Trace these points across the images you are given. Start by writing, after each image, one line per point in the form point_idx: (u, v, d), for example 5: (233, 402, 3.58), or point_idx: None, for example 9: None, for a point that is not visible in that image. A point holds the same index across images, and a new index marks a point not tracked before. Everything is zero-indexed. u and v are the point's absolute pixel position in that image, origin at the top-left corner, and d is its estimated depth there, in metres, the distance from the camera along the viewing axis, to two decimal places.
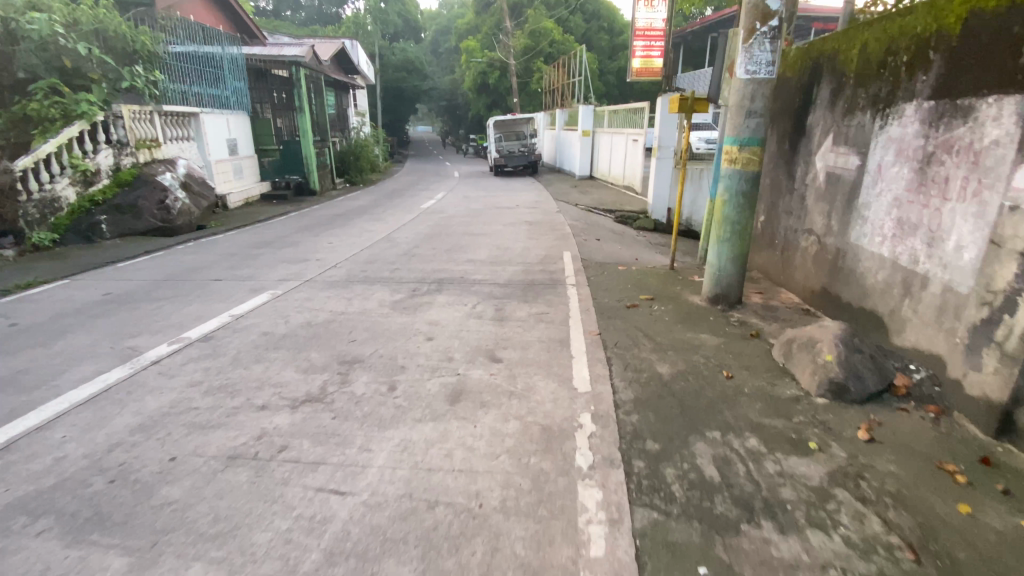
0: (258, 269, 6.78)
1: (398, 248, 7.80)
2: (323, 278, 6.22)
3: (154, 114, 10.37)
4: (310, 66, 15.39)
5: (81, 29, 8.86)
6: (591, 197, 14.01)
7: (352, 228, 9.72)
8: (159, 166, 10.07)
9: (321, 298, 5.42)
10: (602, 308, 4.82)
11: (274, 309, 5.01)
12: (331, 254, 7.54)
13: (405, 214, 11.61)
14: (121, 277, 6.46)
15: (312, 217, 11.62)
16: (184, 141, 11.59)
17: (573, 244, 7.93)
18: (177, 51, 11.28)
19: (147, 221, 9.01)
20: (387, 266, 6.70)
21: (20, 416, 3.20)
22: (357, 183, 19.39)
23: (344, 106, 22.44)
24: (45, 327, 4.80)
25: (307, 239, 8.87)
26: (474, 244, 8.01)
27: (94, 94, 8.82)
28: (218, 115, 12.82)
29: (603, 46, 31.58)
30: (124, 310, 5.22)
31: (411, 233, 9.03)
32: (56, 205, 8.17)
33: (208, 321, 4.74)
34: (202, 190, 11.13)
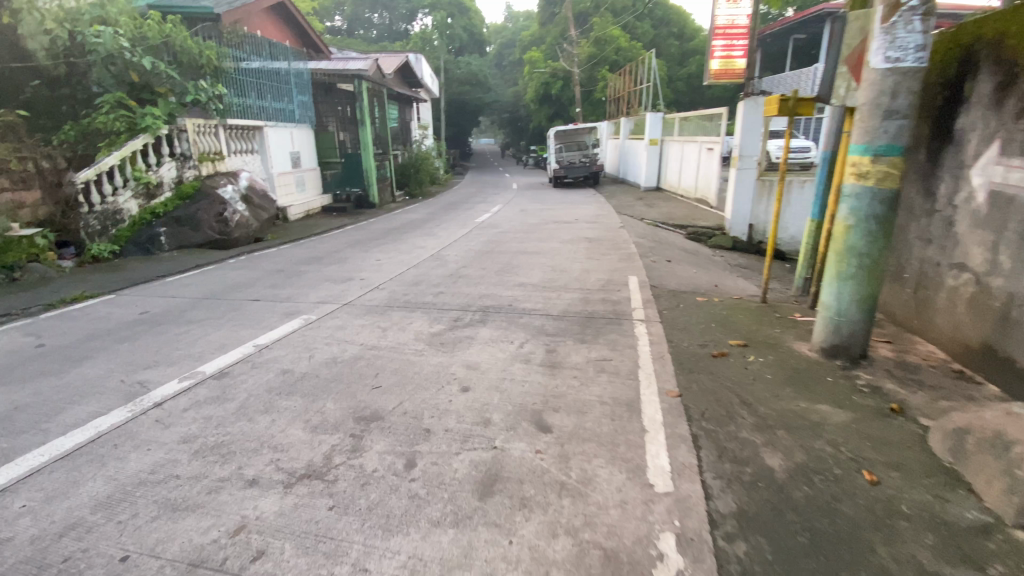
0: (298, 289, 6.41)
1: (446, 267, 7.21)
2: (362, 301, 5.71)
3: (218, 128, 10.56)
4: (373, 78, 15.41)
5: (148, 44, 9.17)
6: (659, 211, 12.91)
7: (403, 243, 9.33)
8: (221, 178, 10.22)
9: (355, 326, 4.88)
10: (681, 356, 3.92)
11: (302, 339, 4.51)
12: (376, 272, 7.08)
13: (460, 228, 11.11)
14: (164, 294, 6.30)
15: (366, 230, 11.42)
16: (249, 154, 11.80)
17: (641, 267, 7.00)
18: (244, 65, 11.45)
19: (204, 233, 9.09)
20: (431, 289, 6.10)
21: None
22: (416, 195, 19.35)
23: (408, 119, 22.65)
24: (71, 350, 4.56)
25: (355, 254, 8.53)
26: (528, 264, 7.29)
27: (159, 108, 9.08)
28: (283, 129, 13.02)
29: (672, 52, 30.22)
30: (152, 333, 4.93)
31: (462, 250, 8.46)
32: (118, 217, 8.42)
33: (230, 351, 4.30)
34: (263, 202, 11.26)
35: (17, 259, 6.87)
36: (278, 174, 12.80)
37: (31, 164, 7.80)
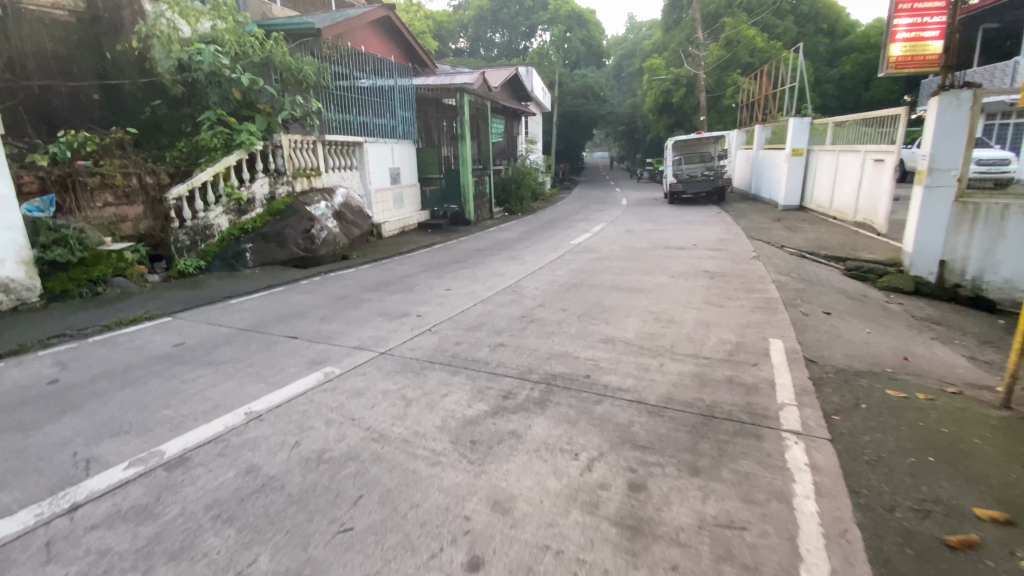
0: (344, 324, 5.49)
1: (519, 306, 5.88)
2: (402, 348, 4.58)
3: (317, 144, 10.40)
4: (478, 92, 14.80)
5: (249, 61, 9.15)
6: (802, 238, 10.33)
7: (482, 269, 8.24)
8: (315, 195, 10.06)
9: (377, 390, 3.72)
10: (884, 542, 2.16)
11: (303, 410, 3.45)
12: (437, 307, 5.98)
13: (550, 252, 9.76)
14: (213, 322, 5.75)
15: (452, 250, 10.59)
16: (347, 170, 11.57)
17: (785, 325, 5.00)
18: (342, 82, 11.28)
19: (289, 250, 8.84)
20: (490, 337, 4.78)
21: None
22: (515, 211, 18.45)
23: (515, 133, 21.95)
24: (70, 393, 3.95)
25: (426, 278, 7.58)
26: (624, 308, 5.66)
27: (257, 124, 9.07)
28: (383, 144, 12.77)
29: (821, 51, 26.17)
30: (162, 376, 4.21)
31: (545, 282, 7.09)
32: (207, 232, 8.34)
33: (213, 420, 3.37)
34: (357, 219, 11.02)
35: (102, 273, 6.88)
36: (376, 191, 12.51)
37: (133, 179, 7.92)
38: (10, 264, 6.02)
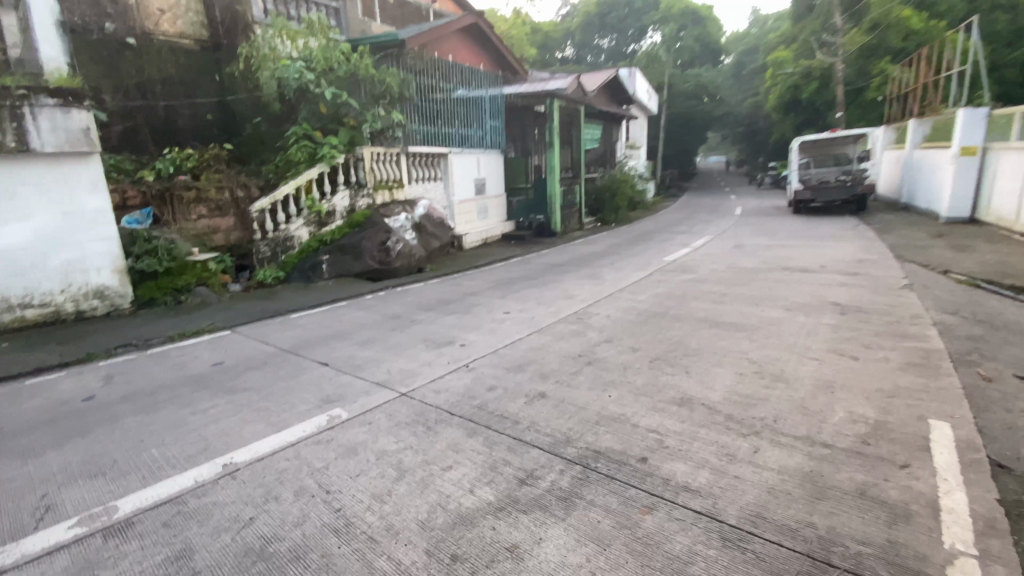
0: (382, 349, 4.97)
1: (580, 340, 4.94)
2: (427, 388, 3.90)
3: (400, 155, 10.27)
4: (571, 97, 13.96)
5: (335, 76, 9.28)
6: (976, 260, 7.95)
7: (552, 289, 7.37)
8: (396, 207, 9.88)
9: (375, 449, 3.06)
10: None
11: (283, 469, 2.89)
12: (486, 335, 5.25)
13: (637, 271, 8.58)
14: (262, 339, 5.56)
15: (529, 265, 9.87)
16: (431, 181, 11.39)
17: (956, 398, 3.47)
18: (428, 93, 11.14)
19: (365, 262, 8.70)
20: (532, 383, 3.92)
21: None
22: (609, 222, 17.25)
23: (614, 138, 20.65)
24: (89, 415, 3.78)
25: (489, 298, 6.92)
26: (714, 353, 4.43)
27: (340, 137, 9.12)
28: (469, 154, 12.48)
29: (1005, 27, 21.19)
30: (181, 402, 3.95)
31: (620, 309, 6.02)
32: (288, 244, 8.50)
33: (189, 469, 2.94)
34: (437, 230, 10.73)
35: (187, 282, 7.18)
36: (460, 202, 12.21)
37: (226, 192, 8.26)
38: (105, 273, 6.43)
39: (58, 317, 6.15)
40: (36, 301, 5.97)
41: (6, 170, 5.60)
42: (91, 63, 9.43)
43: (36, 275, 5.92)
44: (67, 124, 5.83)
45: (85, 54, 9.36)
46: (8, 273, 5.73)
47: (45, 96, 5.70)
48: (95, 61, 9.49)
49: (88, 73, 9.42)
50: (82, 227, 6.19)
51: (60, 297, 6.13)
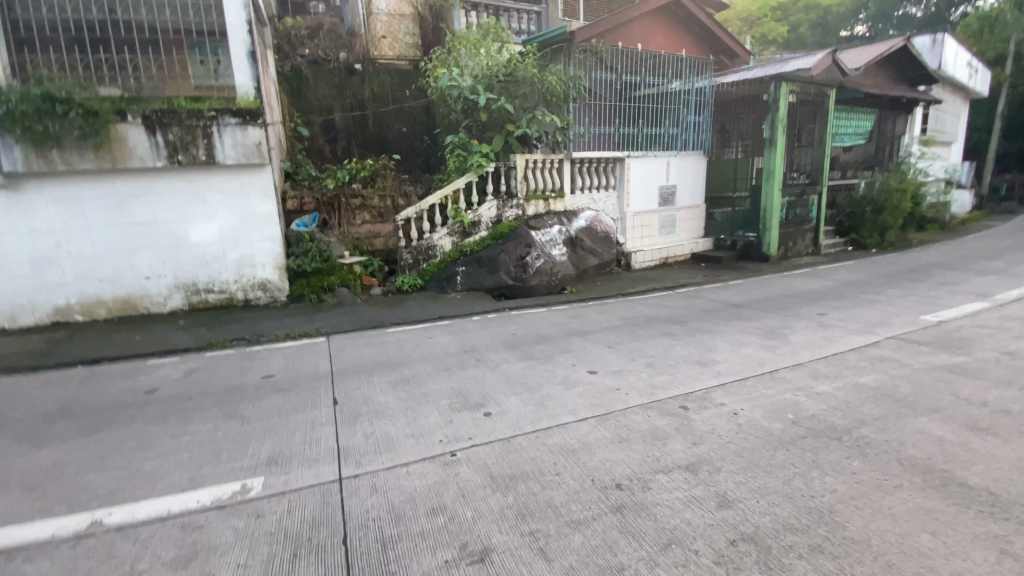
0: (403, 396, 4.08)
1: (644, 450, 3.11)
2: (368, 481, 2.85)
3: (564, 162, 9.34)
4: (812, 78, 10.47)
5: (495, 81, 8.89)
6: None
7: (687, 345, 5.29)
8: (549, 219, 9.15)
9: (207, 568, 2.23)
10: None
11: (109, 558, 2.29)
12: (530, 405, 3.83)
13: (851, 331, 5.59)
14: (332, 354, 5.34)
15: (694, 300, 7.61)
16: (602, 191, 10.11)
17: None
18: (606, 90, 9.78)
19: (499, 277, 8.03)
20: (494, 521, 2.47)
21: None
22: (867, 245, 12.62)
23: (895, 133, 15.11)
24: (122, 411, 3.98)
25: (591, 345, 5.33)
26: (887, 569, 2.12)
27: (494, 144, 8.65)
28: (656, 158, 10.55)
29: None
30: (187, 415, 3.84)
31: (758, 402, 3.76)
32: (430, 253, 8.26)
33: (67, 513, 2.61)
34: (596, 246, 9.67)
35: (331, 283, 7.63)
36: (635, 214, 10.48)
37: (387, 201, 8.57)
38: (268, 268, 7.35)
39: (232, 303, 7.27)
40: (217, 287, 7.17)
41: (204, 180, 6.83)
42: (327, 88, 11.10)
43: (218, 266, 7.11)
44: (244, 140, 6.79)
45: (322, 81, 11.08)
46: (199, 263, 7.02)
47: (228, 116, 6.70)
48: (329, 85, 11.14)
49: (324, 96, 11.09)
50: (254, 228, 7.19)
51: (234, 286, 7.24)
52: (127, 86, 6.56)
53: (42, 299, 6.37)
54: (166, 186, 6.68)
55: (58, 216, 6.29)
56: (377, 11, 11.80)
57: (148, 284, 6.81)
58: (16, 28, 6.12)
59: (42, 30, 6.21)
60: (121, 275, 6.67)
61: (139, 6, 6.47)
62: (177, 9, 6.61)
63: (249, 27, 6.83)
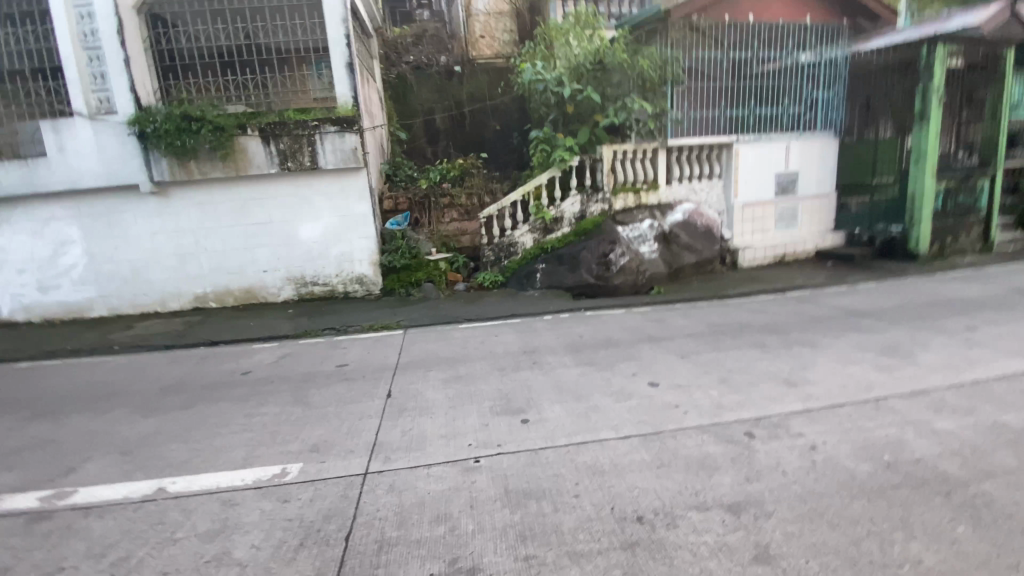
0: (450, 394, 4.10)
1: (683, 480, 2.73)
2: (387, 479, 2.89)
3: (658, 152, 8.70)
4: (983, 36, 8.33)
5: (583, 70, 8.53)
6: None
7: (776, 359, 4.59)
8: (640, 213, 8.61)
9: (226, 545, 2.42)
10: None
11: (159, 523, 2.59)
12: (572, 415, 3.60)
13: (1010, 352, 4.39)
14: (402, 346, 5.57)
15: (804, 304, 6.60)
16: (703, 181, 9.25)
17: None
18: (709, 69, 8.84)
19: (580, 276, 7.78)
20: (491, 540, 2.34)
21: None
22: None
23: None
24: (218, 390, 4.55)
25: (662, 353, 4.88)
26: None
27: (580, 137, 8.33)
28: (771, 142, 9.29)
29: None
30: (264, 398, 4.27)
31: (848, 436, 3.10)
32: (511, 250, 8.25)
33: (144, 479, 3.03)
34: (695, 242, 8.87)
35: (418, 278, 8.00)
36: (744, 206, 9.39)
37: (474, 199, 8.80)
38: (364, 264, 7.93)
39: (334, 295, 7.97)
40: (321, 280, 7.90)
41: (310, 184, 7.57)
42: (429, 91, 11.65)
43: (322, 261, 7.84)
44: (342, 146, 7.40)
45: (424, 85, 11.67)
46: (307, 259, 7.80)
47: (329, 125, 7.33)
48: (431, 89, 11.69)
49: (427, 100, 11.66)
50: (352, 227, 7.80)
51: (335, 280, 7.92)
52: (250, 103, 7.50)
53: (187, 288, 7.59)
54: (279, 190, 7.53)
55: (198, 217, 7.42)
56: (476, 12, 12.09)
57: (266, 276, 7.75)
58: (163, 55, 7.16)
59: (183, 57, 7.23)
60: (245, 268, 7.68)
61: (260, 30, 7.34)
62: (289, 30, 7.41)
63: (348, 42, 7.40)
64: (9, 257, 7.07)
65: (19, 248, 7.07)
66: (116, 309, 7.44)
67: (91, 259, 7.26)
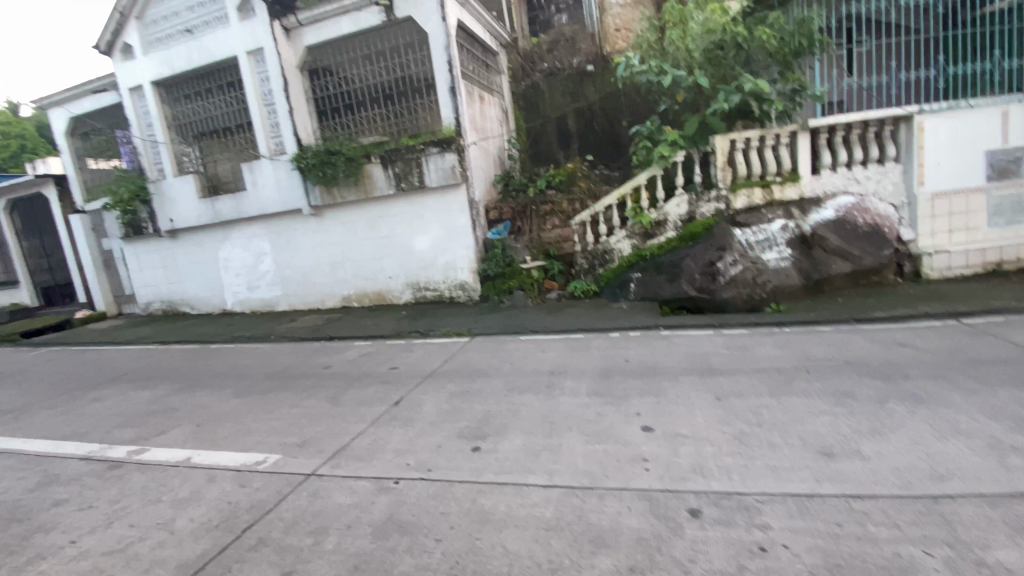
0: (442, 409, 4.18)
1: (556, 550, 2.36)
2: (316, 483, 3.19)
3: (797, 135, 7.05)
4: None
5: (697, 54, 7.11)
6: None
7: (847, 414, 3.40)
8: (770, 211, 7.06)
9: (179, 515, 3.06)
10: None
11: (162, 487, 3.41)
12: (524, 451, 3.35)
13: None
14: (454, 355, 5.82)
15: (983, 340, 4.64)
16: (875, 165, 7.07)
17: None
18: (849, 34, 7.25)
19: (679, 288, 6.79)
20: (332, 563, 2.44)
21: (64, 439, 4.43)
22: None
23: None
24: (295, 379, 5.52)
25: (698, 389, 4.07)
26: None
27: (687, 128, 7.28)
28: (983, 107, 6.73)
29: None
30: (313, 391, 5.03)
31: (828, 545, 2.22)
32: (606, 257, 7.91)
33: (187, 449, 3.98)
34: (852, 247, 6.80)
35: (511, 286, 8.20)
36: (934, 197, 6.93)
37: (577, 204, 8.47)
38: (466, 271, 8.49)
39: (442, 300, 8.72)
40: (432, 286, 8.72)
41: (420, 200, 8.44)
42: (561, 96, 11.58)
43: (432, 268, 8.65)
44: (443, 165, 8.08)
45: (557, 92, 11.63)
46: (420, 266, 8.71)
47: (432, 147, 8.05)
48: (563, 93, 11.57)
49: (559, 105, 11.63)
50: (456, 237, 8.42)
51: (443, 285, 8.66)
52: (378, 133, 8.76)
53: (335, 290, 9.24)
54: (399, 207, 8.59)
55: (341, 232, 8.97)
56: (611, 5, 11.61)
57: (389, 282, 8.92)
58: (318, 102, 8.87)
59: (329, 102, 8.82)
60: (375, 275, 8.98)
61: (383, 70, 8.50)
62: (405, 64, 8.43)
63: (450, 66, 7.98)
64: (231, 264, 9.71)
65: (236, 258, 9.65)
66: (292, 306, 9.55)
67: (276, 267, 9.46)
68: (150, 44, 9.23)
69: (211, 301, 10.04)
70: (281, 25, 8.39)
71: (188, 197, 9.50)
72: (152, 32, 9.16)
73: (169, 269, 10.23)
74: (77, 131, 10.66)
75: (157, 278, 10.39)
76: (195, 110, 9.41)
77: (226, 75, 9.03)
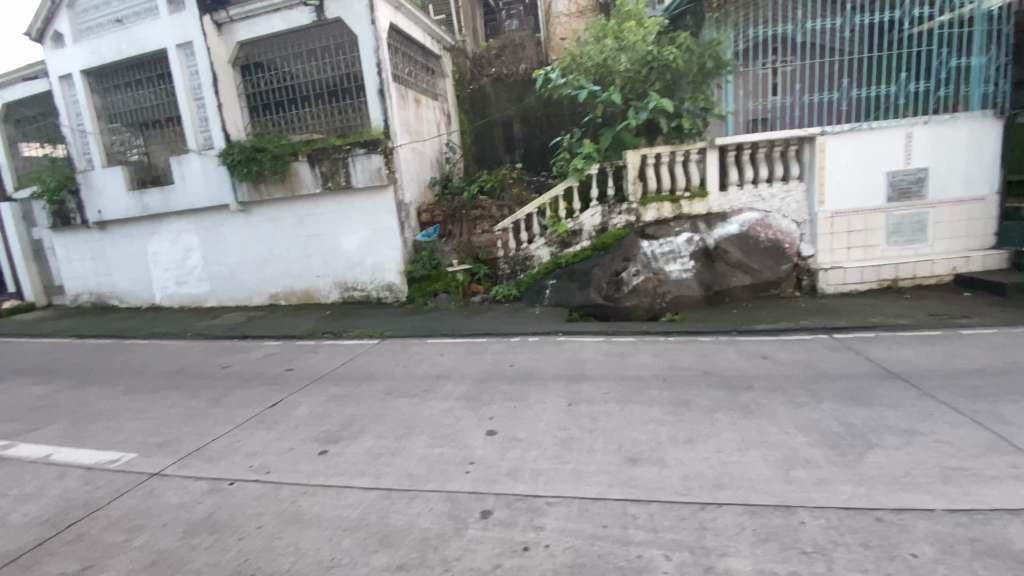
0: (312, 412, 4.31)
1: (342, 549, 2.52)
2: (156, 483, 3.29)
3: (705, 152, 7.38)
4: None
5: (613, 69, 7.41)
6: None
7: (674, 423, 3.65)
8: (677, 224, 7.40)
9: (13, 511, 3.12)
10: None
11: (8, 484, 3.46)
12: (365, 454, 3.50)
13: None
14: (355, 357, 5.93)
15: (836, 355, 4.97)
16: (778, 184, 7.42)
17: None
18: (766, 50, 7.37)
19: (587, 295, 7.07)
20: (131, 559, 2.56)
21: None
22: None
23: None
24: (190, 378, 5.57)
25: (557, 396, 4.27)
26: None
27: (601, 142, 7.64)
28: (876, 132, 7.13)
29: None
30: (202, 390, 5.09)
31: (583, 545, 2.44)
32: (527, 263, 8.06)
33: (52, 446, 4.02)
34: (751, 260, 7.19)
35: (434, 288, 8.36)
36: (834, 215, 7.30)
37: (506, 210, 8.63)
38: (393, 272, 8.59)
39: (369, 300, 8.81)
40: (359, 286, 8.80)
41: (348, 200, 8.51)
42: (507, 102, 11.69)
43: (360, 268, 8.73)
44: (369, 166, 8.17)
45: (502, 97, 11.71)
46: (348, 266, 8.77)
47: (358, 149, 8.12)
48: (509, 99, 11.68)
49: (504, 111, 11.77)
50: (383, 238, 8.52)
51: (370, 286, 8.74)
52: (309, 132, 8.79)
53: (264, 287, 9.24)
54: (327, 207, 8.64)
55: (270, 229, 8.96)
56: (557, 15, 11.98)
57: (317, 281, 8.96)
58: (250, 99, 8.86)
59: (260, 99, 8.82)
60: (304, 273, 9.01)
61: (314, 69, 8.56)
62: (336, 64, 8.46)
63: (378, 69, 8.05)
64: (160, 258, 9.61)
65: (165, 252, 9.56)
66: (220, 302, 9.51)
67: (206, 262, 9.41)
68: (79, 32, 9.07)
69: (141, 295, 9.92)
70: (211, 19, 8.34)
71: (117, 189, 9.37)
72: (81, 19, 8.99)
73: (98, 261, 10.07)
74: (9, 117, 10.42)
75: (86, 269, 10.22)
76: (125, 101, 9.27)
77: (156, 67, 8.93)
